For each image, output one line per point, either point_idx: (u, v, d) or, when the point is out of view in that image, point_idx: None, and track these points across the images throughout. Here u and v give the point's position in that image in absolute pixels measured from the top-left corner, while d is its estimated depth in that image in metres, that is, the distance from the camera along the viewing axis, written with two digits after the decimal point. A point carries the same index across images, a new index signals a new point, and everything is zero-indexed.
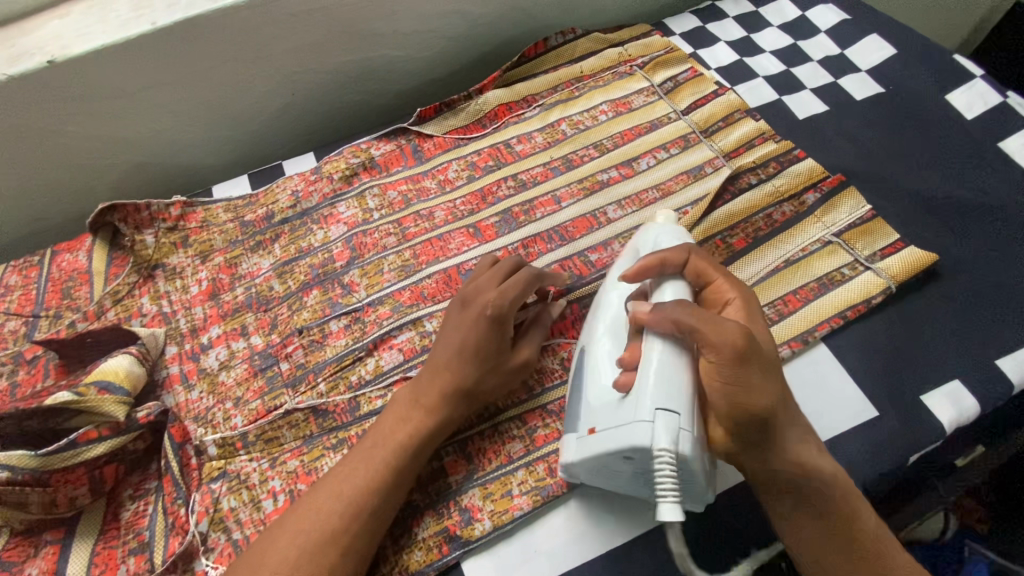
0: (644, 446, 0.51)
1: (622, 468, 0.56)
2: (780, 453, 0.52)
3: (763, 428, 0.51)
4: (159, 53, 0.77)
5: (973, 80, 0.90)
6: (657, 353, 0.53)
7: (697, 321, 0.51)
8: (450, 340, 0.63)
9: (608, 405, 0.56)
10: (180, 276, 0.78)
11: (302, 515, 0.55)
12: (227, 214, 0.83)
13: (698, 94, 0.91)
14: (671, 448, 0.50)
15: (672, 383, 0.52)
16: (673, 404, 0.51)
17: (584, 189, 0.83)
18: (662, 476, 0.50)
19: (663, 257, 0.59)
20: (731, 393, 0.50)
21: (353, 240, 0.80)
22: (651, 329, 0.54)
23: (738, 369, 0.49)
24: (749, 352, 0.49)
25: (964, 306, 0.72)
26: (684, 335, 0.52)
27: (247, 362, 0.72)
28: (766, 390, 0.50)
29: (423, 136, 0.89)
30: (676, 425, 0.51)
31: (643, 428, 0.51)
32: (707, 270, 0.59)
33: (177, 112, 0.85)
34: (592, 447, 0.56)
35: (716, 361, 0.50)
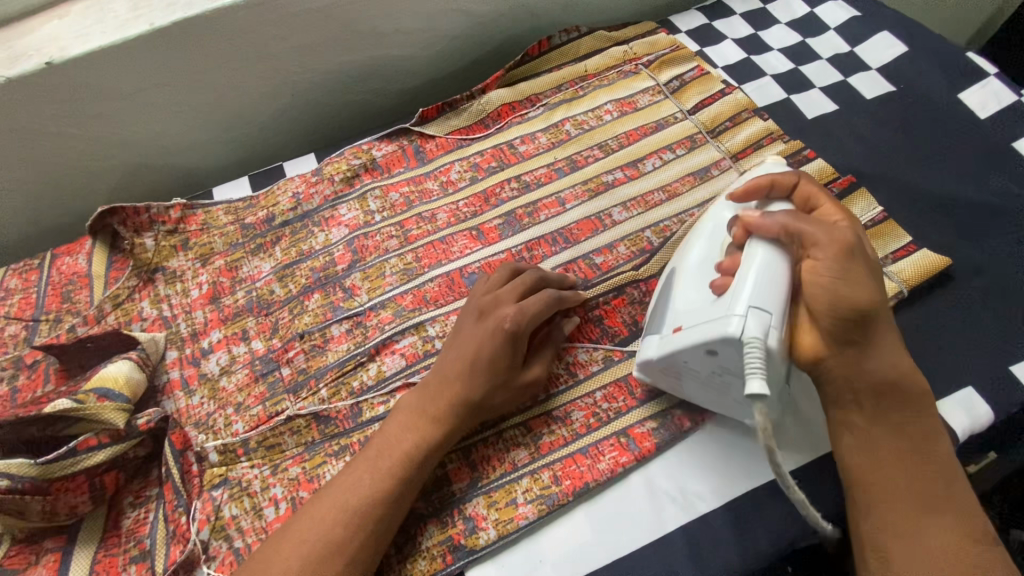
0: (733, 337, 0.52)
1: (701, 367, 0.58)
2: (874, 355, 0.53)
3: (863, 325, 0.52)
4: (158, 53, 0.76)
5: (986, 78, 0.88)
6: (761, 255, 0.54)
7: (811, 225, 0.54)
8: (460, 351, 0.63)
9: (701, 305, 0.57)
10: (180, 280, 0.78)
11: (305, 524, 0.54)
12: (227, 217, 0.82)
13: (705, 93, 0.89)
14: (761, 339, 0.51)
15: (770, 285, 0.53)
16: (770, 301, 0.52)
17: (589, 190, 0.82)
18: (751, 361, 0.51)
19: (772, 179, 0.61)
20: (837, 285, 0.51)
21: (354, 243, 0.79)
22: (757, 235, 0.56)
23: (845, 260, 0.52)
24: (854, 249, 0.52)
25: (977, 311, 0.70)
26: (791, 239, 0.54)
27: (247, 367, 0.71)
28: (868, 291, 0.52)
29: (425, 137, 0.88)
30: (768, 320, 0.52)
31: (734, 319, 0.52)
32: (817, 194, 0.59)
33: (176, 113, 0.84)
34: (677, 342, 0.57)
35: (822, 255, 0.52)
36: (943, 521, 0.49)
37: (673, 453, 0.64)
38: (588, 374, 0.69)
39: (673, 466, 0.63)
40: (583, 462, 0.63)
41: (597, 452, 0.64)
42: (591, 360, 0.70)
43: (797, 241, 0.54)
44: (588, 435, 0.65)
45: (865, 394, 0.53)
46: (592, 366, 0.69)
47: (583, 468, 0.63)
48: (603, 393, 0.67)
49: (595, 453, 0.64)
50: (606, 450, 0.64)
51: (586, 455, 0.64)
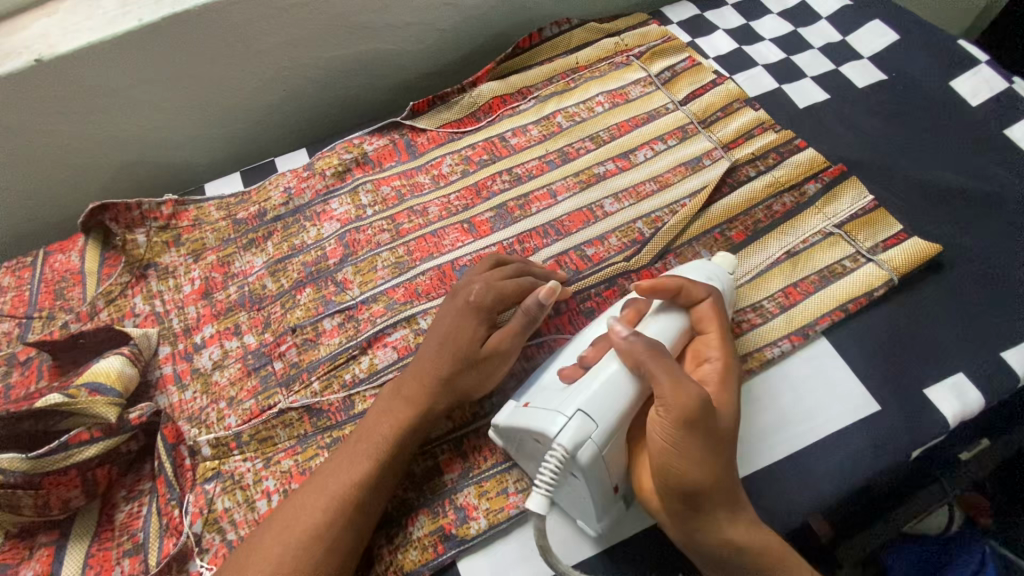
0: (548, 434, 0.52)
1: (529, 451, 0.57)
2: (709, 522, 0.50)
3: (692, 500, 0.49)
4: (147, 50, 0.76)
5: (978, 65, 0.87)
6: (614, 368, 0.55)
7: (661, 374, 0.51)
8: (433, 331, 0.64)
9: (551, 392, 0.57)
10: (172, 276, 0.78)
11: (292, 513, 0.54)
12: (219, 212, 0.82)
13: (697, 84, 0.89)
14: (568, 447, 0.50)
15: (608, 400, 0.53)
16: (596, 414, 0.52)
17: (580, 182, 0.81)
18: (547, 465, 0.50)
19: (681, 285, 0.60)
20: (664, 452, 0.49)
21: (346, 237, 0.79)
22: (617, 354, 0.55)
23: (676, 435, 0.49)
24: (695, 417, 0.49)
25: (968, 298, 0.70)
26: (644, 376, 0.53)
27: (240, 361, 0.71)
28: (703, 468, 0.49)
29: (416, 131, 0.88)
30: (587, 431, 0.51)
31: (557, 420, 0.52)
32: (709, 319, 0.60)
33: (168, 109, 0.84)
34: (513, 418, 0.57)
35: (664, 414, 0.50)
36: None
37: None
38: None
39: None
40: None
41: None
42: None
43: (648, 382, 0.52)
44: None
45: (702, 552, 0.52)
46: None
47: None
48: None
49: None
50: None
51: None
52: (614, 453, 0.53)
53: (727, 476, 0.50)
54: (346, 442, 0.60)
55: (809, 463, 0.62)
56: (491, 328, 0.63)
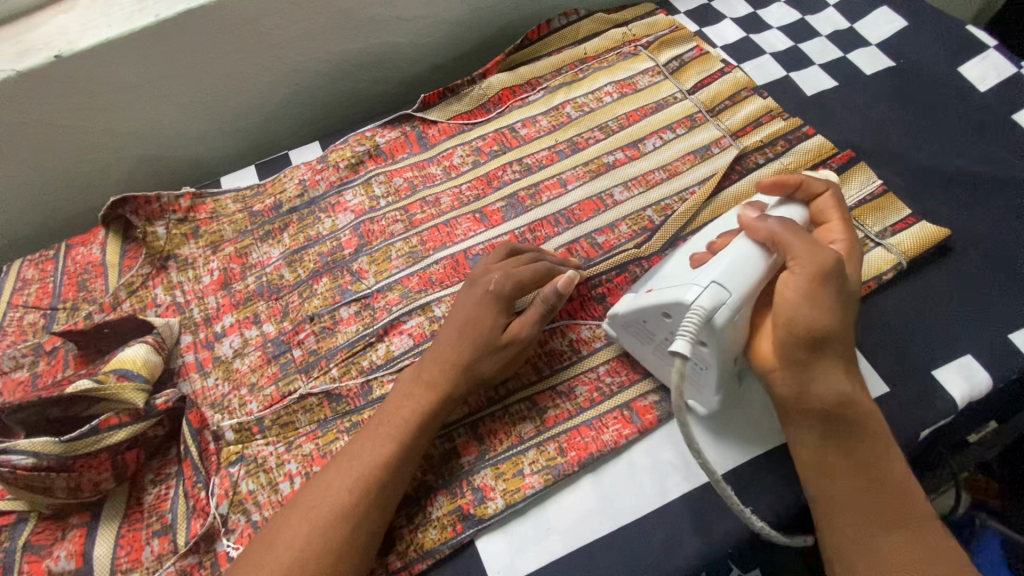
0: (686, 301, 0.55)
1: (659, 329, 0.60)
2: (825, 377, 0.53)
3: (817, 347, 0.52)
4: (163, 45, 0.78)
5: (987, 50, 0.88)
6: (745, 244, 0.57)
7: (798, 240, 0.55)
8: (453, 319, 0.65)
9: (676, 273, 0.60)
10: (191, 267, 0.79)
11: (317, 492, 0.56)
12: (236, 205, 0.84)
13: (704, 73, 0.90)
14: (705, 309, 0.53)
15: (741, 271, 0.55)
16: (733, 283, 0.54)
17: (590, 171, 0.83)
18: (687, 323, 0.53)
19: (804, 179, 0.62)
20: (796, 302, 0.52)
21: (361, 228, 0.81)
22: (747, 233, 0.58)
23: (819, 282, 0.52)
24: (829, 272, 0.52)
25: (976, 282, 0.71)
26: (778, 247, 0.56)
27: (260, 349, 0.73)
28: (832, 314, 0.52)
29: (427, 123, 0.89)
30: (723, 297, 0.54)
31: (694, 288, 0.55)
32: (830, 207, 0.61)
33: (183, 104, 0.86)
34: (646, 300, 0.60)
35: (802, 273, 0.53)
36: (885, 538, 0.51)
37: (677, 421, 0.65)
38: (591, 350, 0.70)
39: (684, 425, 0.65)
40: (588, 433, 0.65)
41: (601, 424, 0.65)
42: (594, 336, 0.71)
43: (784, 251, 0.55)
44: (593, 408, 0.66)
45: (809, 410, 0.54)
46: (595, 343, 0.71)
47: (587, 439, 0.64)
48: (605, 367, 0.69)
49: (599, 425, 0.65)
50: (610, 423, 0.65)
51: (591, 427, 0.65)
52: (744, 322, 0.56)
53: (846, 336, 0.54)
54: (367, 425, 0.61)
55: None
56: (510, 315, 0.65)
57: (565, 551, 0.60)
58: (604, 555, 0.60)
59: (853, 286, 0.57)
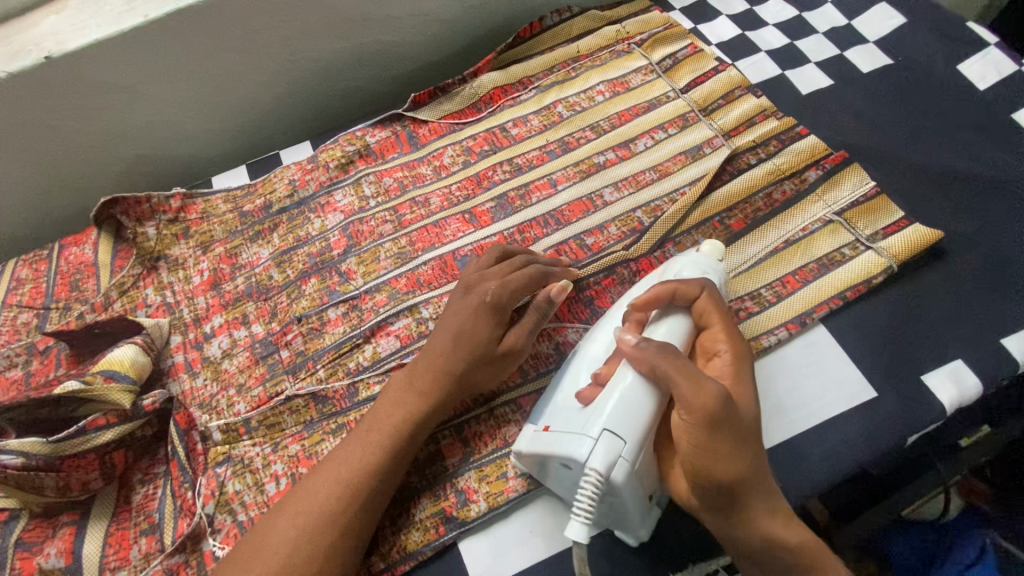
0: (580, 458, 0.52)
1: (563, 475, 0.57)
2: (749, 526, 0.51)
3: (727, 497, 0.50)
4: (153, 45, 0.78)
5: (987, 48, 0.86)
6: (626, 383, 0.54)
7: (675, 375, 0.51)
8: (447, 327, 0.65)
9: (569, 412, 0.57)
10: (182, 267, 0.80)
11: (305, 495, 0.57)
12: (226, 205, 0.84)
13: (698, 72, 0.89)
14: (600, 468, 0.51)
15: (629, 414, 0.53)
16: (625, 430, 0.52)
17: (580, 172, 0.82)
18: (583, 492, 0.51)
19: (674, 288, 0.59)
20: (693, 455, 0.50)
21: (350, 229, 0.81)
22: (632, 364, 0.55)
23: (705, 430, 0.49)
24: (715, 420, 0.49)
25: (969, 285, 0.70)
26: (662, 381, 0.53)
27: (248, 350, 0.73)
28: (734, 462, 0.49)
29: (418, 122, 0.89)
30: (617, 450, 0.52)
31: (586, 442, 0.53)
32: (715, 316, 0.58)
33: (174, 104, 0.86)
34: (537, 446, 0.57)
35: (688, 417, 0.50)
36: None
37: None
38: None
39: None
40: None
41: None
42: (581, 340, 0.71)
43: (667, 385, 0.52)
44: None
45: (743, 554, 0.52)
46: None
47: None
48: None
49: None
50: None
51: None
52: (646, 466, 0.54)
53: (762, 477, 0.51)
54: (356, 429, 0.62)
55: (805, 448, 0.63)
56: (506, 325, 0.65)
57: (547, 555, 0.60)
58: (585, 560, 0.60)
59: (750, 412, 0.53)
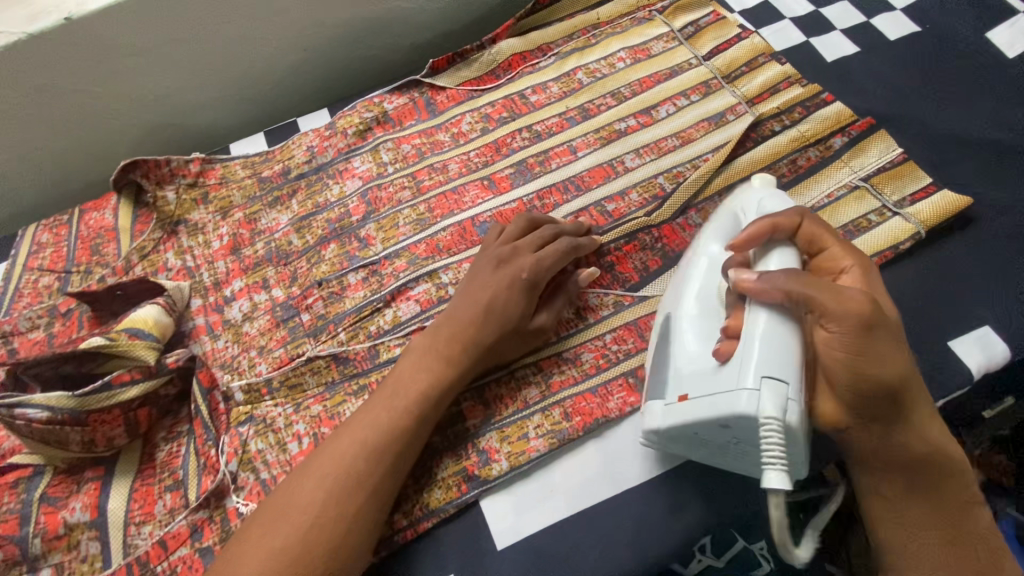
0: (751, 413, 0.49)
1: (716, 438, 0.54)
2: (903, 431, 0.51)
3: (887, 401, 0.50)
4: (172, 8, 0.78)
5: (1015, 17, 0.84)
6: (765, 320, 0.51)
7: (819, 291, 0.49)
8: (475, 297, 0.65)
9: (704, 374, 0.54)
10: (201, 232, 0.80)
11: (330, 456, 0.56)
12: (245, 171, 0.84)
13: (721, 39, 0.87)
14: (778, 415, 0.48)
15: (783, 352, 0.49)
16: (785, 370, 0.49)
17: (601, 138, 0.81)
18: (769, 442, 0.48)
19: (774, 221, 0.56)
20: (856, 364, 0.48)
21: (368, 195, 0.81)
22: (756, 298, 0.52)
23: (862, 334, 0.48)
24: (876, 321, 0.48)
25: (997, 252, 0.69)
26: (799, 304, 0.50)
27: (269, 313, 0.73)
28: (895, 362, 0.49)
29: (436, 89, 0.88)
30: (784, 392, 0.49)
31: (746, 394, 0.49)
32: (826, 236, 0.55)
33: (193, 69, 0.85)
34: (688, 413, 0.54)
35: (837, 326, 0.48)
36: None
37: None
38: (598, 318, 0.69)
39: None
40: (593, 400, 0.65)
41: (606, 392, 0.65)
42: (601, 304, 0.70)
43: (805, 307, 0.49)
44: (599, 375, 0.66)
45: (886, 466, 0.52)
46: (602, 311, 0.70)
47: (592, 405, 0.64)
48: (612, 335, 0.68)
49: (604, 393, 0.65)
50: (615, 391, 0.65)
51: (596, 394, 0.65)
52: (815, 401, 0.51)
53: (913, 378, 0.51)
54: (377, 391, 0.61)
55: None
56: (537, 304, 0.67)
57: (569, 513, 0.61)
58: (608, 518, 0.60)
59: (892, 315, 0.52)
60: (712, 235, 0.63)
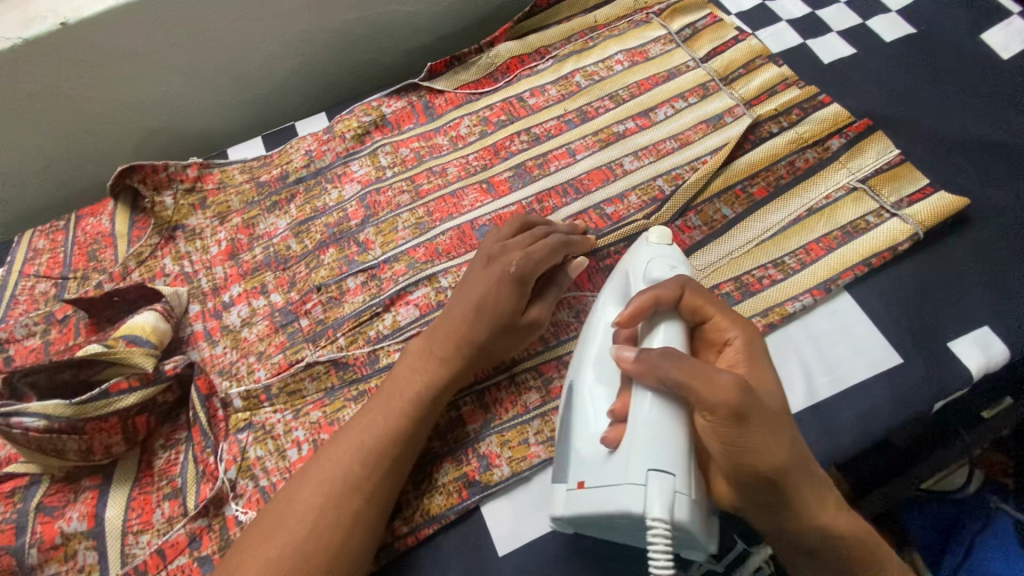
0: (638, 511, 0.48)
1: (615, 526, 0.53)
2: (789, 514, 0.50)
3: (773, 491, 0.48)
4: (170, 13, 0.77)
5: (1011, 17, 0.84)
6: (648, 408, 0.50)
7: (688, 379, 0.47)
8: (468, 296, 0.64)
9: (597, 460, 0.53)
10: (199, 237, 0.79)
11: (329, 459, 0.56)
12: (242, 176, 0.83)
13: (718, 41, 0.88)
14: (665, 516, 0.46)
15: (666, 442, 0.48)
16: (671, 462, 0.48)
17: (599, 141, 0.81)
18: (655, 548, 0.45)
19: (656, 294, 0.55)
20: (731, 454, 0.47)
21: (367, 199, 0.80)
22: (641, 380, 0.51)
23: (733, 426, 0.46)
24: (748, 413, 0.46)
25: (994, 252, 0.69)
26: (675, 391, 0.48)
27: (268, 318, 0.73)
28: (773, 453, 0.47)
29: (434, 92, 0.88)
30: (671, 487, 0.47)
31: (633, 490, 0.48)
32: (709, 306, 0.53)
33: (190, 74, 0.85)
34: (583, 504, 0.52)
35: (712, 418, 0.47)
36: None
37: None
38: None
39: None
40: None
41: None
42: None
43: (681, 393, 0.48)
44: None
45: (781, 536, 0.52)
46: None
47: None
48: None
49: None
50: None
51: None
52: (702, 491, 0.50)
53: (800, 463, 0.49)
54: (373, 397, 0.61)
55: (832, 414, 0.63)
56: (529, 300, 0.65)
57: None
58: None
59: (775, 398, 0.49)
60: (613, 295, 0.63)
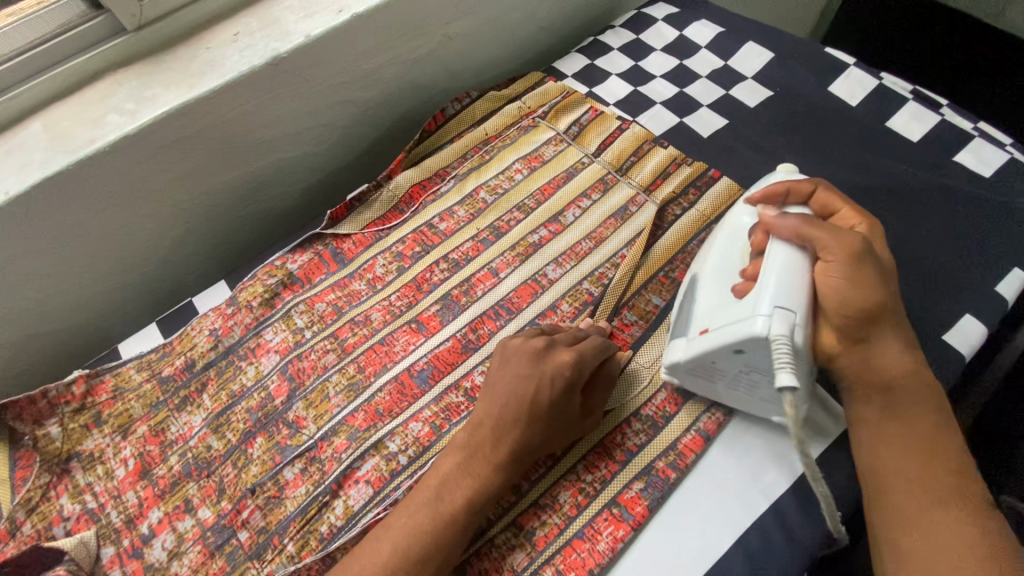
0: (761, 336, 0.54)
1: (731, 368, 0.60)
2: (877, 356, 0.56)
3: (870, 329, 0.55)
4: (21, 221, 0.69)
5: (848, 68, 0.95)
6: (781, 251, 0.57)
7: (822, 229, 0.56)
8: (517, 394, 0.62)
9: (723, 309, 0.60)
10: (100, 462, 0.69)
11: (364, 559, 0.55)
12: (141, 374, 0.74)
13: (605, 133, 0.91)
14: (787, 335, 0.53)
15: (791, 284, 0.55)
16: (793, 301, 0.54)
17: (518, 255, 0.81)
18: (780, 357, 0.52)
19: (788, 187, 0.64)
20: (841, 289, 0.55)
21: (289, 369, 0.74)
22: (774, 234, 0.59)
23: (851, 262, 0.55)
24: (863, 258, 0.55)
25: (900, 290, 0.74)
26: (805, 241, 0.57)
27: (199, 542, 0.64)
28: (877, 295, 0.55)
29: (340, 237, 0.84)
30: (793, 318, 0.54)
31: (760, 318, 0.54)
32: (835, 199, 0.63)
33: (56, 274, 0.76)
34: (707, 342, 0.59)
35: (831, 258, 0.55)
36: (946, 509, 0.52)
37: (666, 506, 0.63)
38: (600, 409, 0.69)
39: (691, 499, 0.63)
40: (582, 548, 0.61)
41: (593, 533, 0.61)
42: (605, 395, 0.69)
43: (810, 244, 0.57)
44: (581, 515, 0.62)
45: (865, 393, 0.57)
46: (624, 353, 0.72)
47: (583, 555, 0.60)
48: (583, 467, 0.65)
49: (591, 534, 0.61)
50: (602, 528, 0.61)
51: (584, 538, 0.61)
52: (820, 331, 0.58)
53: (893, 318, 0.56)
54: (414, 496, 0.59)
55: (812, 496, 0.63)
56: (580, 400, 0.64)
57: None
58: None
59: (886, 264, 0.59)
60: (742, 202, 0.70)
